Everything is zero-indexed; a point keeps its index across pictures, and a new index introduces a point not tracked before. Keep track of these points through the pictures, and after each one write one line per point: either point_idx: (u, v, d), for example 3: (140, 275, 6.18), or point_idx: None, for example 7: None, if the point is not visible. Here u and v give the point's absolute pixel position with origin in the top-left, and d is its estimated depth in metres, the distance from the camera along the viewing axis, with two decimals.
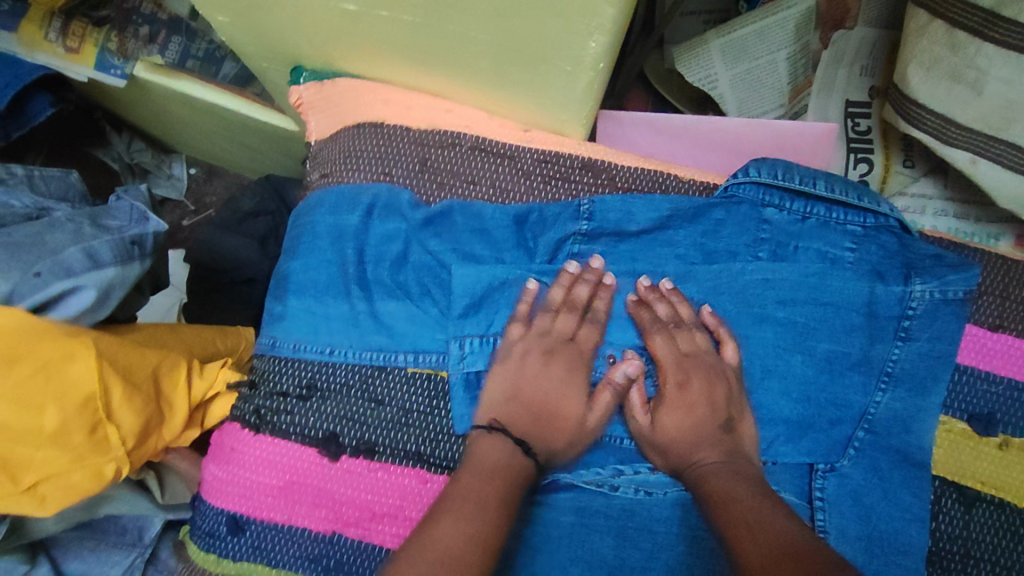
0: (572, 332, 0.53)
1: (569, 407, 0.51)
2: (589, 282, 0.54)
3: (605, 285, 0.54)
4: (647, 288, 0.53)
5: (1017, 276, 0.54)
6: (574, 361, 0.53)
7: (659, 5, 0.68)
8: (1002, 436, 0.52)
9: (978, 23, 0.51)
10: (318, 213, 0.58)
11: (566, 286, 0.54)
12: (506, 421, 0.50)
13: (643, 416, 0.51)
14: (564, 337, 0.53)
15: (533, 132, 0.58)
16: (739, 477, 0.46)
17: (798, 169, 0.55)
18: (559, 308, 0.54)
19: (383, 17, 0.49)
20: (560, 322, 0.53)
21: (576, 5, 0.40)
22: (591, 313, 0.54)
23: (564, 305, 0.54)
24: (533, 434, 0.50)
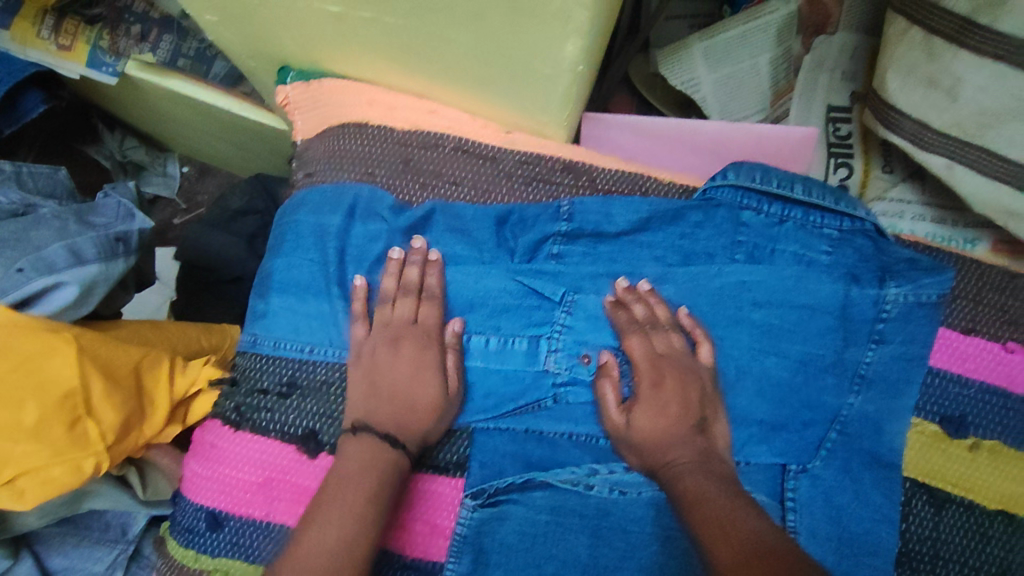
0: (413, 314, 0.54)
1: (423, 389, 0.51)
2: (416, 261, 0.55)
3: (433, 262, 0.55)
4: (624, 288, 0.54)
5: (990, 281, 0.55)
6: (423, 339, 0.53)
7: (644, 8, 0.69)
8: (974, 439, 0.52)
9: (955, 30, 0.52)
10: (301, 212, 0.59)
11: (396, 274, 0.54)
12: (369, 418, 0.50)
13: (618, 414, 0.52)
14: (404, 319, 0.53)
15: (515, 134, 0.59)
16: (712, 478, 0.46)
17: (775, 173, 0.55)
18: (396, 295, 0.54)
19: (366, 19, 0.50)
20: (399, 310, 0.54)
21: (550, 8, 0.41)
22: (424, 291, 0.54)
23: (401, 288, 0.54)
24: (400, 424, 0.50)
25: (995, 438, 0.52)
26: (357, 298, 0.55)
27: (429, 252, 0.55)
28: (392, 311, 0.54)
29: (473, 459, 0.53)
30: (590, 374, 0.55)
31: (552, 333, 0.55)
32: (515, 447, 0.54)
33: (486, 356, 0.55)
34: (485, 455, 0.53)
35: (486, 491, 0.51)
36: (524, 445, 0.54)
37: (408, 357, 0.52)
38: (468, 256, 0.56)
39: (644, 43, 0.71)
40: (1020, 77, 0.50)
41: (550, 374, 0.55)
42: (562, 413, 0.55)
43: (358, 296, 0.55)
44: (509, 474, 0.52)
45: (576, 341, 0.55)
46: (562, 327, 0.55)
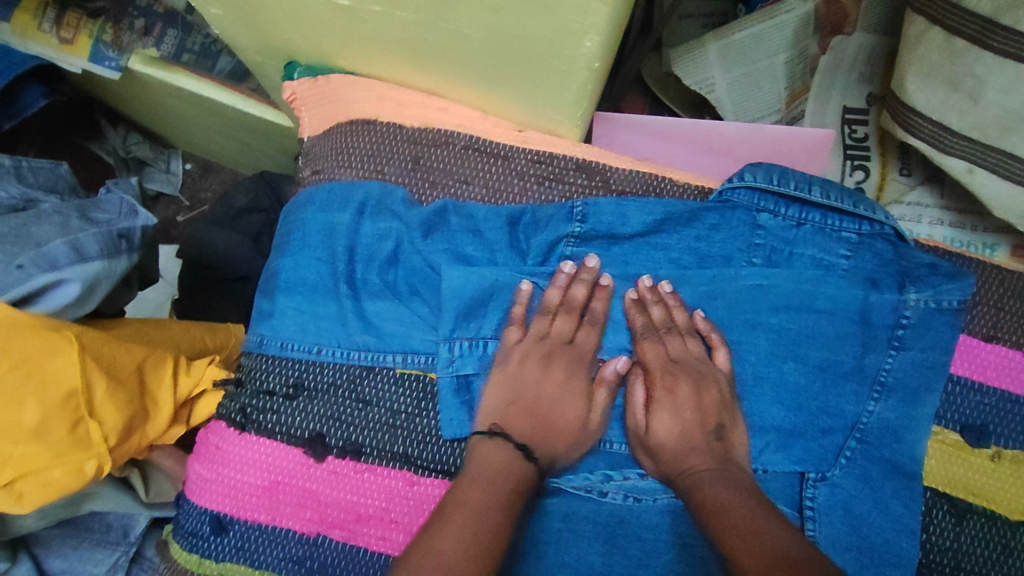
0: (571, 335, 0.53)
1: (568, 411, 0.51)
2: (586, 282, 0.53)
3: (602, 286, 0.53)
4: (648, 287, 0.53)
5: (1012, 287, 0.54)
6: (573, 363, 0.52)
7: (658, 5, 0.67)
8: (995, 448, 0.51)
9: (976, 31, 0.51)
10: (309, 210, 0.58)
11: (562, 287, 0.53)
12: (505, 424, 0.49)
13: (641, 417, 0.51)
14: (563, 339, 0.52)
15: (528, 133, 0.58)
16: (732, 486, 0.45)
17: (792, 175, 0.54)
18: (557, 310, 0.53)
19: (377, 13, 0.49)
20: (559, 325, 0.53)
21: (571, 3, 0.40)
22: (587, 314, 0.53)
23: (562, 305, 0.53)
24: (535, 437, 0.49)
25: (1017, 447, 0.51)
26: (519, 303, 0.53)
27: (599, 277, 0.53)
28: (550, 325, 0.53)
29: None
30: None
31: None
32: None
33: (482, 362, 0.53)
34: None
35: None
36: None
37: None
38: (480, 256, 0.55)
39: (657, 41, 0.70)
40: None
41: None
42: None
43: (521, 300, 0.53)
44: None
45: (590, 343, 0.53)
46: None
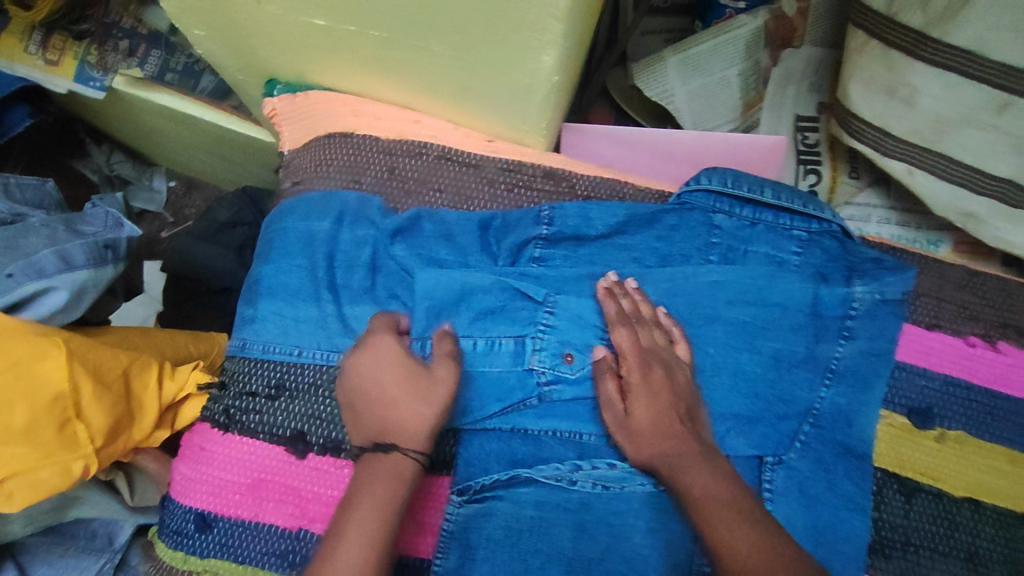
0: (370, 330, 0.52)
1: (378, 373, 0.47)
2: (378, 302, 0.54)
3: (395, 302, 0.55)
4: (614, 281, 0.55)
5: (950, 278, 0.58)
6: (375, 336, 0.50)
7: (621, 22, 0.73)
8: (939, 429, 0.55)
9: (910, 43, 0.55)
10: (289, 220, 0.60)
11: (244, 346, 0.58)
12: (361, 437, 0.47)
13: (619, 405, 0.53)
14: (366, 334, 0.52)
15: (497, 143, 0.61)
16: (690, 459, 0.48)
17: (745, 178, 0.57)
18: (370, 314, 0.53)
19: (351, 32, 0.52)
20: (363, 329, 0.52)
21: (528, 22, 0.43)
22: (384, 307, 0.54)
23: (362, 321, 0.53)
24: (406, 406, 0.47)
25: (959, 427, 0.55)
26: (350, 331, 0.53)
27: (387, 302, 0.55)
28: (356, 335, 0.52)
29: (460, 458, 0.55)
30: (573, 374, 0.56)
31: (537, 333, 0.56)
32: (499, 443, 0.55)
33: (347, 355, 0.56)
34: (471, 454, 0.55)
35: (472, 488, 0.53)
36: (510, 443, 0.55)
37: (369, 348, 0.49)
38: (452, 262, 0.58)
39: (620, 56, 0.75)
40: (973, 86, 0.53)
41: (535, 373, 0.56)
42: (547, 411, 0.56)
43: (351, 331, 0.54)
44: (495, 471, 0.54)
45: (559, 339, 0.56)
46: (545, 327, 0.56)
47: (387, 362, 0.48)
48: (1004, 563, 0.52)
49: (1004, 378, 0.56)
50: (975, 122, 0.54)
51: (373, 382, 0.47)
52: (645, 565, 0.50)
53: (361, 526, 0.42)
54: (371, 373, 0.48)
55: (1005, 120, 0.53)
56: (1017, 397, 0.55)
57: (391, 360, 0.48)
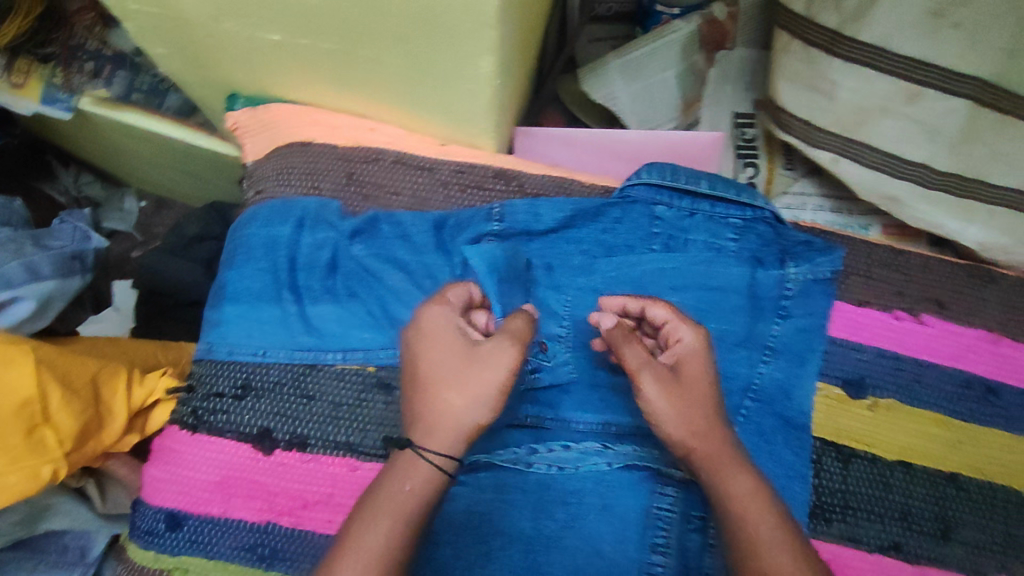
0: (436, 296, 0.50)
1: (436, 350, 0.46)
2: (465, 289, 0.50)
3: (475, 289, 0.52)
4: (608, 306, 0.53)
5: (878, 257, 0.62)
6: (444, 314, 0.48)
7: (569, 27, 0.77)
8: (872, 398, 0.59)
9: (827, 41, 0.59)
10: (252, 226, 0.63)
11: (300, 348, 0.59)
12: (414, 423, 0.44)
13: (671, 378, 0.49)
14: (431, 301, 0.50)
15: (450, 146, 0.64)
16: (722, 454, 0.45)
17: (683, 171, 0.61)
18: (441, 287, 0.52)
19: (304, 45, 0.55)
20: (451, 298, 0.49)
21: (466, 30, 0.46)
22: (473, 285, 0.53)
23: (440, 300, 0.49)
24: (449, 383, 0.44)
25: (890, 396, 0.59)
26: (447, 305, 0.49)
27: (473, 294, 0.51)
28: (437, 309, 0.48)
29: None
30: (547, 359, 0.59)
31: None
32: None
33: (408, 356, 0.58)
34: None
35: None
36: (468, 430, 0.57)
37: (434, 323, 0.47)
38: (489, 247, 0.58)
39: (569, 60, 0.79)
40: (885, 80, 0.58)
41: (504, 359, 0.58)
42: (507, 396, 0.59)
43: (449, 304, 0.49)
44: None
45: None
46: None
47: (441, 340, 0.46)
48: (935, 520, 0.56)
49: (928, 347, 0.60)
50: (890, 112, 0.59)
51: (432, 360, 0.45)
52: (601, 541, 0.54)
53: (392, 517, 0.41)
54: (433, 351, 0.46)
55: (916, 109, 0.58)
56: (940, 365, 0.60)
57: (451, 336, 0.46)
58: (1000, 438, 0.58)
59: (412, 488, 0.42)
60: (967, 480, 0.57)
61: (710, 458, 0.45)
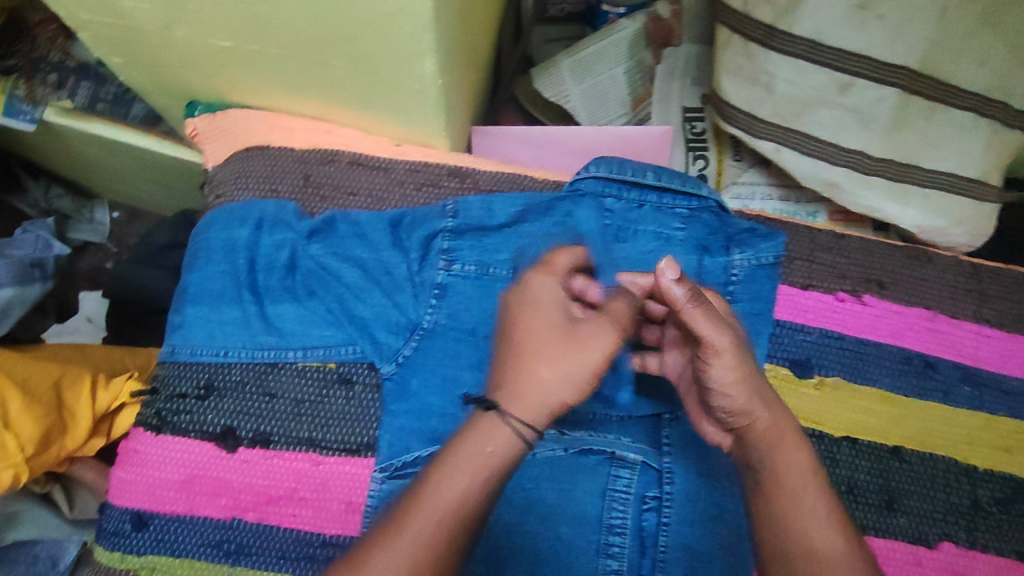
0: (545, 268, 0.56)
1: (547, 312, 0.51)
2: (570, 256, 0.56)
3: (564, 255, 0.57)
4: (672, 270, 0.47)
5: (820, 241, 0.64)
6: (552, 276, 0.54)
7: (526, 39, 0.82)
8: (818, 377, 0.61)
9: (762, 35, 0.61)
10: (212, 229, 0.64)
11: (297, 339, 0.60)
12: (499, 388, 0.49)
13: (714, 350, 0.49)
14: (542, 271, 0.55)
15: (405, 146, 0.66)
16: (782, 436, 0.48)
17: (630, 164, 0.63)
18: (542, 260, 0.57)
19: (255, 51, 0.56)
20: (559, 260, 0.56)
21: (404, 34, 0.48)
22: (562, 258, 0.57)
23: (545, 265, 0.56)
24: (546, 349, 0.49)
25: (835, 374, 0.61)
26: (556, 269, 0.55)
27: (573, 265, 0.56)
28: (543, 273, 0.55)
29: (381, 439, 0.58)
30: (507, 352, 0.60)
31: (453, 320, 0.61)
32: (421, 421, 0.58)
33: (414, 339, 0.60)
34: (392, 434, 0.58)
35: (393, 465, 0.57)
36: (428, 420, 0.58)
37: (545, 290, 0.53)
38: (594, 215, 0.62)
39: (523, 59, 0.84)
40: (818, 71, 0.60)
41: (465, 351, 0.60)
42: None
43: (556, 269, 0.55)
44: (415, 449, 0.57)
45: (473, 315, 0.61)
46: (460, 309, 0.61)
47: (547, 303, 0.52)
48: (879, 491, 0.59)
49: (870, 326, 0.62)
50: (825, 101, 0.62)
51: (536, 323, 0.51)
52: (559, 523, 0.56)
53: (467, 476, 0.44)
54: (541, 317, 0.51)
55: (849, 98, 0.61)
56: (882, 343, 0.62)
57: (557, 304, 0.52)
58: (938, 412, 0.61)
59: (494, 449, 0.46)
60: (909, 452, 0.60)
61: (766, 436, 0.48)
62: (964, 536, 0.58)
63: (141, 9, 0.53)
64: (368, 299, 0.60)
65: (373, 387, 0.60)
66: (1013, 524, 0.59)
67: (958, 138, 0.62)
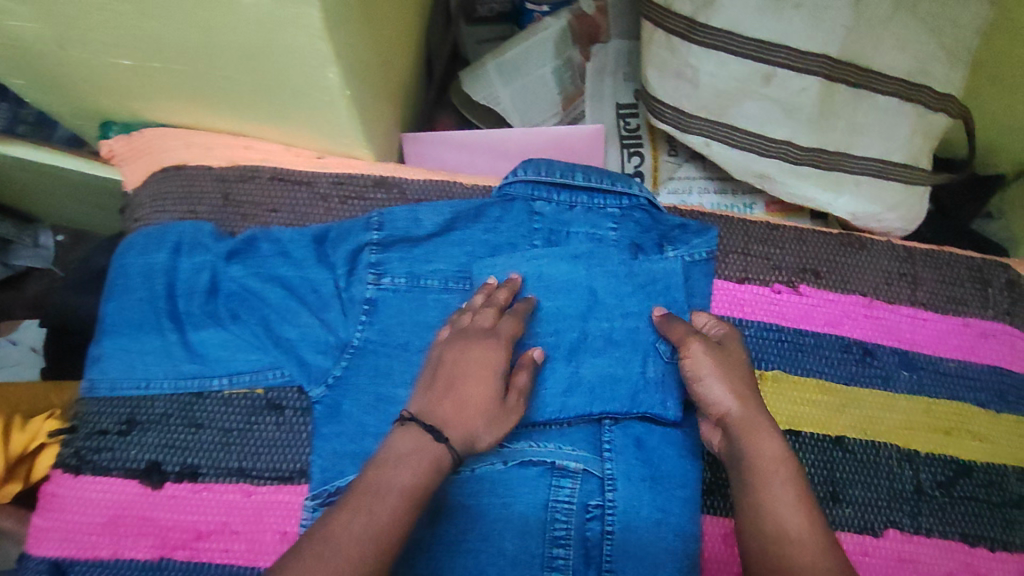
0: (493, 324, 0.53)
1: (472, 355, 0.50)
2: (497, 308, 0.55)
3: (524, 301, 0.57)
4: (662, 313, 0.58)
5: (754, 234, 0.64)
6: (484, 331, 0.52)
7: (461, 43, 0.82)
8: (758, 370, 0.60)
9: (684, 29, 0.60)
10: (128, 255, 0.61)
11: (220, 367, 0.58)
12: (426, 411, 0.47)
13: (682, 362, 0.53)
14: (483, 327, 0.53)
15: (327, 159, 0.64)
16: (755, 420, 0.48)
17: (559, 165, 0.62)
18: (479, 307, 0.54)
19: (157, 68, 0.53)
20: (481, 318, 0.53)
21: (300, 43, 0.46)
22: (509, 310, 0.55)
23: (485, 305, 0.55)
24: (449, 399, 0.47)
25: (776, 367, 0.61)
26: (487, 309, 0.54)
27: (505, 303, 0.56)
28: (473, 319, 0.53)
29: (313, 465, 0.56)
30: None
31: (384, 333, 0.58)
32: (354, 445, 0.56)
33: (340, 358, 0.58)
34: (325, 459, 0.56)
35: (326, 492, 0.55)
36: (362, 443, 0.56)
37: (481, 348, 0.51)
38: (517, 210, 0.62)
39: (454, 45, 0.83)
40: (740, 62, 0.59)
41: (396, 368, 0.58)
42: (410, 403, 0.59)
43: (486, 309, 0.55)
44: (349, 472, 0.55)
45: (404, 329, 0.59)
46: (392, 325, 0.59)
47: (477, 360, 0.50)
48: (824, 483, 0.58)
49: (808, 317, 0.62)
50: (750, 93, 0.61)
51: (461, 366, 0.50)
52: (501, 539, 0.54)
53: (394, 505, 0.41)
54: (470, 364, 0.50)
55: (772, 89, 0.60)
56: (820, 333, 0.62)
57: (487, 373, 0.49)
58: (878, 398, 0.61)
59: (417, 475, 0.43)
60: (851, 441, 0.60)
61: (742, 423, 0.49)
62: (909, 521, 0.58)
63: (27, 29, 0.50)
64: (293, 319, 0.58)
65: (303, 411, 0.58)
66: (955, 506, 0.59)
67: (883, 122, 0.62)
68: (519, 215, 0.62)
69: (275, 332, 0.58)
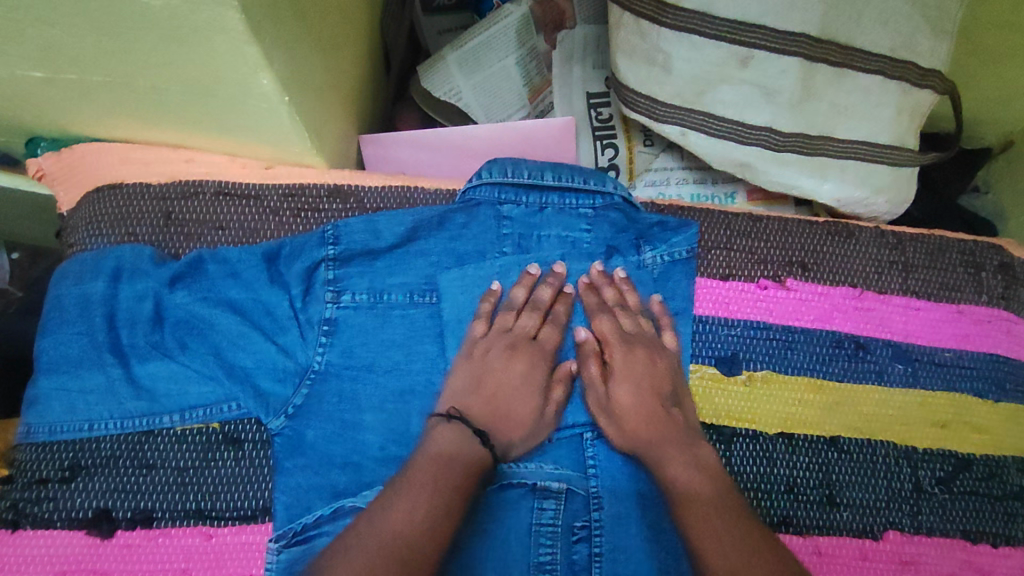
0: (537, 330, 0.57)
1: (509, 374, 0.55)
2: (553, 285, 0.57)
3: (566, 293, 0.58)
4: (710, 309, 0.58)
5: (738, 227, 0.59)
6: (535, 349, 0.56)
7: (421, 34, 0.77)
8: (746, 372, 0.57)
9: (652, 10, 0.56)
10: (63, 285, 0.56)
11: (172, 401, 0.53)
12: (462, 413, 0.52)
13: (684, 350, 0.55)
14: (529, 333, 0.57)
15: (277, 169, 0.59)
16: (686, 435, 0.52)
17: (526, 164, 0.57)
18: (523, 307, 0.57)
19: (74, 80, 0.47)
20: (524, 320, 0.57)
21: (223, 47, 0.41)
22: (552, 313, 0.58)
23: (529, 303, 0.57)
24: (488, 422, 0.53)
25: (764, 368, 0.57)
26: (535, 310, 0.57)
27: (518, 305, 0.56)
28: (517, 320, 0.57)
29: (275, 502, 0.52)
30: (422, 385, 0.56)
31: (347, 355, 0.54)
32: (321, 477, 0.52)
33: (299, 385, 0.54)
34: (288, 495, 0.52)
35: (291, 531, 0.51)
36: (329, 475, 0.53)
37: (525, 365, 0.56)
38: (484, 214, 0.57)
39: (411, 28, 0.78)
40: (713, 46, 0.55)
41: (360, 392, 0.54)
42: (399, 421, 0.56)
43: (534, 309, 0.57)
44: (316, 508, 0.52)
45: (369, 349, 0.55)
46: (355, 345, 0.55)
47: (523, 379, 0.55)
48: (819, 487, 0.56)
49: (796, 312, 0.59)
50: (726, 78, 0.57)
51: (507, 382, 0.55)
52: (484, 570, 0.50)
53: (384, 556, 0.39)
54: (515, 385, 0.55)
55: (750, 73, 0.56)
56: (809, 328, 0.59)
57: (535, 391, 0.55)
58: (872, 395, 0.58)
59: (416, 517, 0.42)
60: (847, 441, 0.57)
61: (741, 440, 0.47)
62: (909, 521, 0.56)
63: None
64: (247, 345, 0.54)
65: (262, 444, 0.54)
66: (956, 503, 0.57)
67: (867, 103, 0.58)
68: (487, 220, 0.57)
69: (228, 361, 0.54)
